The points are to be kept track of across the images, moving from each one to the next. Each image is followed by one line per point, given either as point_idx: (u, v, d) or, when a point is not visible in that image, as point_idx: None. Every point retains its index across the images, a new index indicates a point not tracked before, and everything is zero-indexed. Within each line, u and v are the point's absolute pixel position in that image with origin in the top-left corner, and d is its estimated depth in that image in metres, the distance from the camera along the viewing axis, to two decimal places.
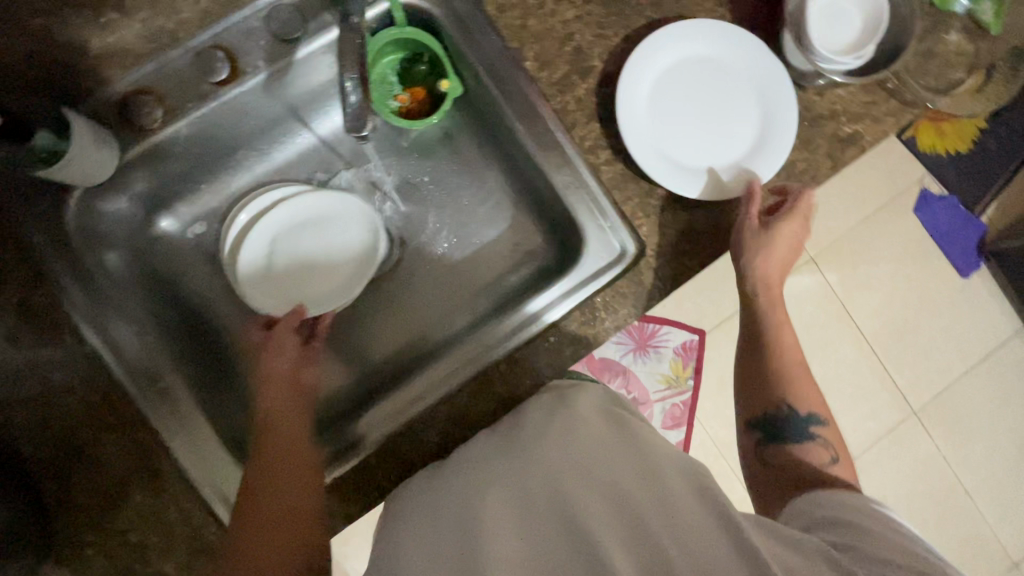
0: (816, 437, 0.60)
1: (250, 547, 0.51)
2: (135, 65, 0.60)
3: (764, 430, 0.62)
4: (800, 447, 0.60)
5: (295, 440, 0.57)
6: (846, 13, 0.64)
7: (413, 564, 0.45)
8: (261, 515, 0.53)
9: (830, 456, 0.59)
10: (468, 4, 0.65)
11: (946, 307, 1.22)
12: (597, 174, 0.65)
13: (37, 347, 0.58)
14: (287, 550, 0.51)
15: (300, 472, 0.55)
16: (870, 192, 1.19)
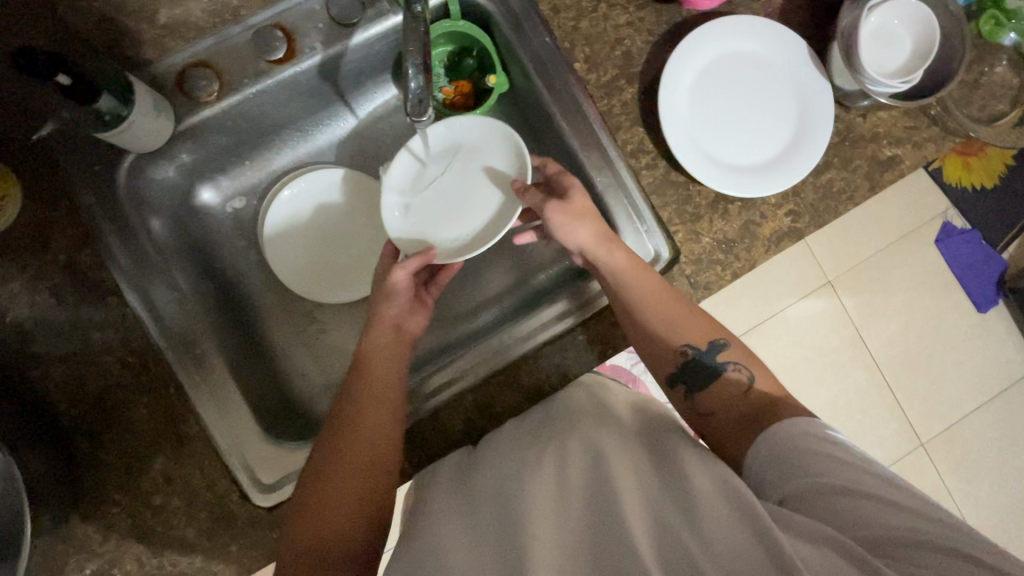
0: (724, 365, 0.56)
1: (325, 494, 0.51)
2: (197, 38, 0.61)
3: (684, 381, 0.57)
4: (720, 387, 0.55)
5: (387, 394, 0.57)
6: (897, 36, 0.64)
7: (449, 531, 0.49)
8: (337, 464, 0.52)
9: (750, 376, 0.55)
10: (523, 2, 0.66)
11: (961, 341, 1.22)
12: (637, 178, 0.66)
13: (80, 306, 0.59)
14: (356, 506, 0.52)
15: (383, 425, 0.55)
16: (895, 219, 1.18)
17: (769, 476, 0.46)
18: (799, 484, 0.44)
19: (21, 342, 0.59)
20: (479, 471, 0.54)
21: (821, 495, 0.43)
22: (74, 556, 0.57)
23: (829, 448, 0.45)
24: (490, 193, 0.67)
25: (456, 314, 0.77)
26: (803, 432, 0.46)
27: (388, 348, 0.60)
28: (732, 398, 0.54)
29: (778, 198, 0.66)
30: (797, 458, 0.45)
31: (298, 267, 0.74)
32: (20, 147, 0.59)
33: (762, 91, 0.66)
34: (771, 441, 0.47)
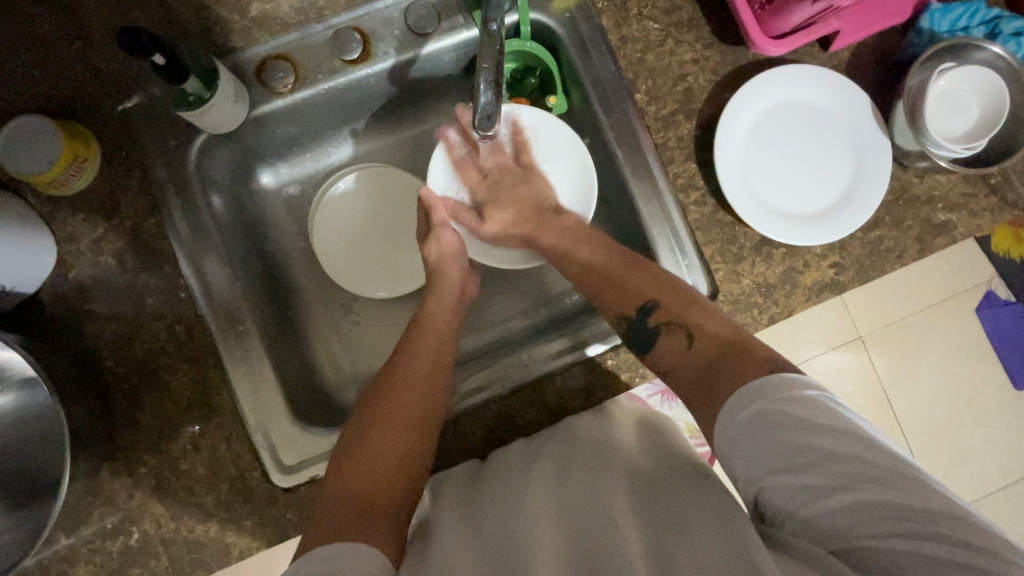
0: (658, 329, 0.58)
1: (372, 423, 0.57)
2: (282, 32, 0.64)
3: (630, 341, 0.60)
4: (662, 347, 0.58)
5: (440, 358, 0.63)
6: (963, 102, 0.64)
7: (451, 535, 0.52)
8: (382, 419, 0.57)
9: (688, 333, 0.57)
10: (593, 28, 0.68)
11: (992, 415, 1.19)
12: (684, 212, 0.66)
13: (138, 271, 0.63)
14: (407, 440, 0.56)
15: (433, 382, 0.60)
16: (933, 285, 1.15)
17: (742, 470, 0.47)
18: (774, 477, 0.45)
19: (80, 299, 0.62)
20: (496, 479, 0.56)
21: (801, 492, 0.43)
22: (99, 508, 0.60)
23: (803, 433, 0.43)
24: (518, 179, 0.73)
25: (482, 325, 0.78)
26: (773, 407, 0.45)
27: (446, 309, 0.68)
28: (682, 356, 0.56)
29: (825, 248, 0.66)
30: (769, 439, 0.44)
31: (338, 260, 0.76)
32: (103, 116, 0.63)
33: (818, 142, 0.66)
34: (747, 416, 0.46)
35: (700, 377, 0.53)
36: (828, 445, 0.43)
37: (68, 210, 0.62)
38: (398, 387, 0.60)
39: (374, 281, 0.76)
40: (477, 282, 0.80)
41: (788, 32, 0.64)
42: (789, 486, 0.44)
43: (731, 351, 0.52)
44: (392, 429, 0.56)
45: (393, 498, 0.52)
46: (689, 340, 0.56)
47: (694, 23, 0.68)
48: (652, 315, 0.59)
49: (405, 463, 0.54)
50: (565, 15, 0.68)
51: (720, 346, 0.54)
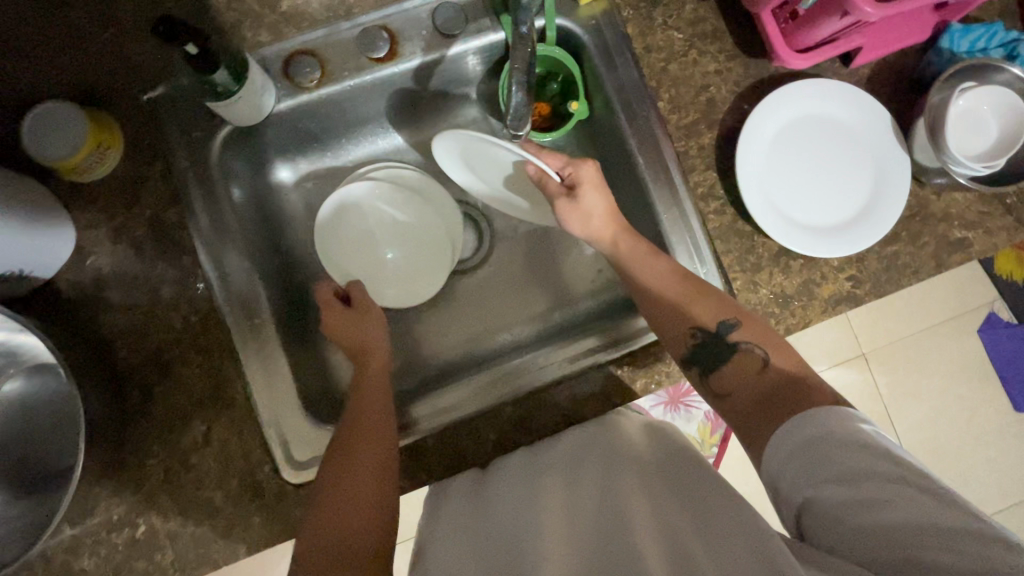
0: (737, 343, 0.57)
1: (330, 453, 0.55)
2: (311, 29, 0.65)
3: (700, 362, 0.59)
4: (739, 363, 0.57)
5: (385, 395, 0.61)
6: (983, 120, 0.64)
7: (446, 553, 0.52)
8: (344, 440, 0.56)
9: (764, 354, 0.56)
10: (618, 36, 0.68)
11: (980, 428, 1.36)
12: (703, 220, 0.66)
13: (156, 261, 0.62)
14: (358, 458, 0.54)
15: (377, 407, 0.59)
16: (929, 310, 1.35)
17: (789, 481, 0.45)
18: (817, 488, 0.43)
19: (97, 287, 0.61)
20: (497, 488, 0.56)
21: (844, 505, 0.42)
22: (107, 499, 0.59)
23: (845, 449, 0.43)
24: (504, 171, 0.70)
25: (497, 327, 0.78)
26: (824, 430, 0.45)
27: (375, 335, 0.66)
28: (753, 378, 0.55)
29: (842, 261, 0.66)
30: (817, 460, 0.44)
31: (369, 267, 0.77)
32: (128, 105, 0.62)
33: (843, 158, 0.67)
34: (797, 441, 0.46)
35: (759, 403, 0.53)
36: (872, 463, 0.42)
37: (89, 197, 0.62)
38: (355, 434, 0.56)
39: (399, 290, 0.77)
40: (489, 286, 0.80)
41: (811, 46, 0.65)
42: (832, 501, 0.42)
43: (796, 391, 0.51)
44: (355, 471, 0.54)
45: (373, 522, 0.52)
46: (766, 363, 0.55)
47: (718, 35, 0.68)
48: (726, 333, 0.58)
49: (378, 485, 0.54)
50: (591, 22, 0.69)
51: (784, 380, 0.53)
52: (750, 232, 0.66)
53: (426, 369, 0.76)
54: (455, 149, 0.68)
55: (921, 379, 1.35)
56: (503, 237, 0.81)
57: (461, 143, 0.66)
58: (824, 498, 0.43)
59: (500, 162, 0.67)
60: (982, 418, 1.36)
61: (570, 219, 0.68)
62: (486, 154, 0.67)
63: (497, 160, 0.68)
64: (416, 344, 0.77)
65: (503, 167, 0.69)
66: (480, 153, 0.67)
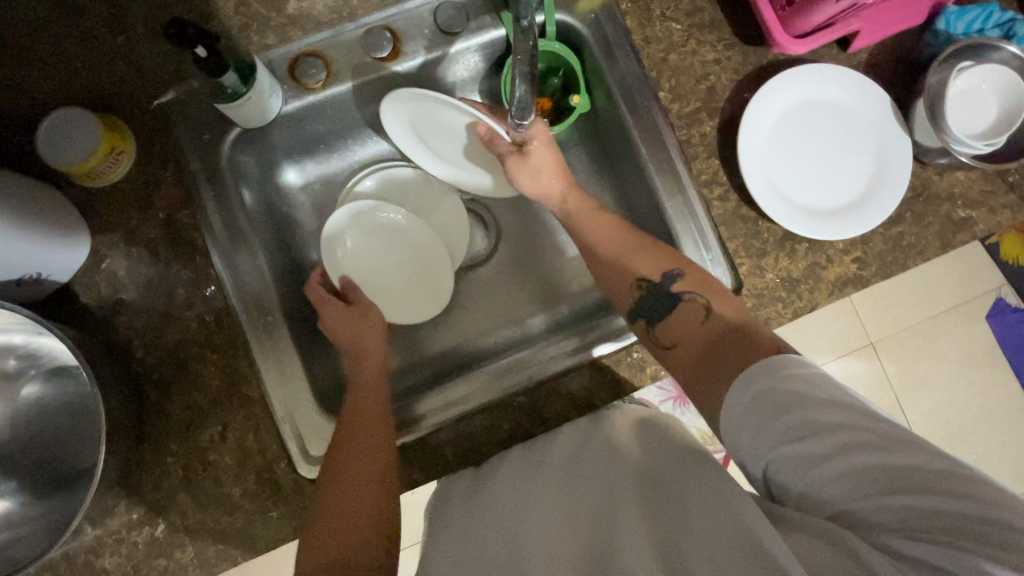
0: (680, 296, 0.58)
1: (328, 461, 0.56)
2: (315, 31, 0.66)
3: (645, 313, 0.59)
4: (680, 314, 0.57)
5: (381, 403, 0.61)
6: (982, 99, 0.65)
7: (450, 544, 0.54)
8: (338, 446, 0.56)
9: (705, 302, 0.57)
10: (618, 29, 0.69)
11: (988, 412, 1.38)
12: (707, 207, 0.67)
13: (170, 262, 0.63)
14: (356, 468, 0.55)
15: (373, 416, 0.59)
16: (942, 292, 1.34)
17: (752, 445, 0.46)
18: (779, 451, 0.44)
19: (112, 289, 0.62)
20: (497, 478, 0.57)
21: (805, 462, 0.42)
22: (126, 498, 0.59)
23: (800, 407, 0.43)
24: (452, 134, 0.73)
25: (506, 320, 0.79)
26: (782, 387, 0.44)
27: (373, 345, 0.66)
28: (696, 326, 0.56)
29: (847, 243, 0.67)
30: (780, 423, 0.43)
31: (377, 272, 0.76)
32: (140, 110, 0.64)
33: (844, 140, 0.68)
34: (749, 399, 0.45)
35: (704, 351, 0.53)
36: (830, 418, 0.42)
37: (103, 202, 0.63)
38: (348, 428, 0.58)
39: (415, 292, 0.77)
40: (496, 282, 0.81)
41: (809, 32, 0.65)
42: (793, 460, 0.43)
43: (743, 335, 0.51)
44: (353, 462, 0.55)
45: (379, 518, 0.54)
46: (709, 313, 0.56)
47: (717, 24, 0.69)
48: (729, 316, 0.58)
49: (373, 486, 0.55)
50: (590, 16, 0.70)
51: (728, 331, 0.53)
52: (755, 217, 0.67)
53: (436, 364, 0.77)
54: (406, 131, 0.72)
55: (930, 366, 1.37)
56: (508, 232, 0.82)
57: (407, 119, 0.70)
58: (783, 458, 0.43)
59: (441, 124, 0.71)
60: (989, 402, 1.38)
61: (519, 173, 0.71)
62: (428, 118, 0.70)
63: (440, 124, 0.71)
64: (426, 340, 0.78)
65: (450, 130, 0.72)
66: (422, 120, 0.71)
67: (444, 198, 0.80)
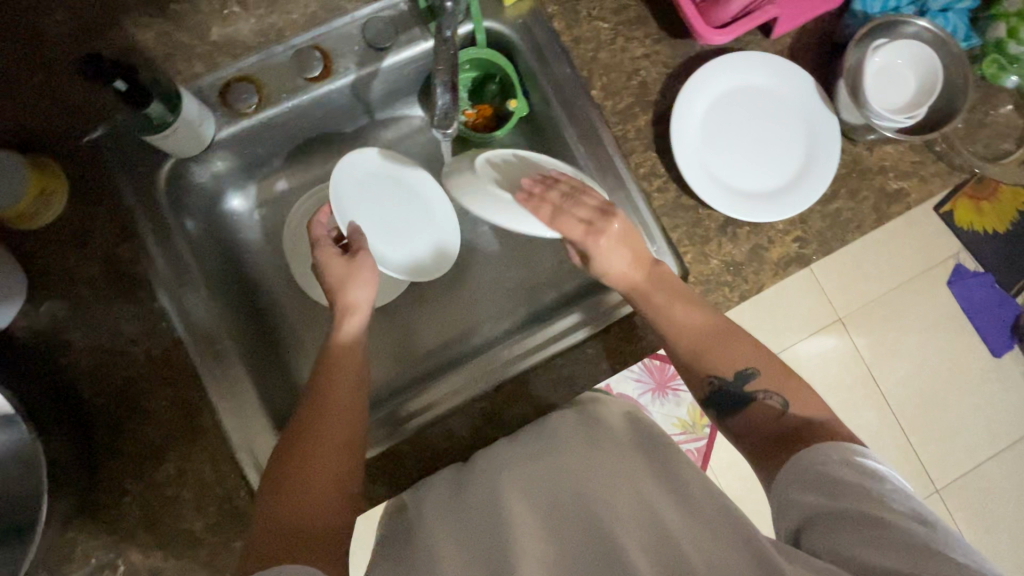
0: (756, 392, 0.61)
1: (296, 466, 0.54)
2: (243, 55, 0.65)
3: (718, 406, 0.63)
4: (756, 411, 0.61)
5: (358, 400, 0.60)
6: (900, 73, 0.67)
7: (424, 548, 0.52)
8: (308, 449, 0.56)
9: (782, 401, 0.60)
10: (547, 33, 0.70)
11: (960, 378, 1.41)
12: (648, 199, 0.68)
13: (112, 299, 0.62)
14: (324, 475, 0.54)
15: (350, 420, 0.58)
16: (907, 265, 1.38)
17: (797, 504, 0.50)
18: (814, 507, 0.48)
19: (55, 331, 0.61)
20: (477, 483, 0.57)
21: (822, 517, 0.47)
22: (83, 544, 0.58)
23: (843, 481, 0.48)
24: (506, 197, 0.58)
25: (466, 327, 0.79)
26: (831, 467, 0.50)
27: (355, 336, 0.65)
28: (770, 421, 0.59)
29: (786, 224, 0.68)
30: (825, 489, 0.49)
31: (383, 236, 0.74)
32: (71, 148, 0.63)
33: (778, 121, 0.69)
34: (802, 472, 0.51)
35: (776, 441, 0.57)
36: (864, 490, 0.47)
37: (37, 244, 0.62)
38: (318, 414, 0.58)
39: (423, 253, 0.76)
40: (453, 290, 0.82)
41: (730, 21, 0.67)
42: (810, 508, 0.48)
43: (809, 432, 0.56)
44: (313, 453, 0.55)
45: (322, 508, 0.53)
46: (783, 409, 0.59)
47: (642, 20, 0.71)
48: (751, 380, 0.61)
49: (334, 490, 0.54)
50: (518, 22, 0.71)
51: (800, 427, 0.57)
52: (694, 206, 0.68)
53: (399, 377, 0.77)
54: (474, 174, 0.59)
55: (899, 336, 1.40)
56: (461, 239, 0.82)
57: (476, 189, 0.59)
58: (808, 503, 0.49)
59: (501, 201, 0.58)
60: (959, 366, 1.41)
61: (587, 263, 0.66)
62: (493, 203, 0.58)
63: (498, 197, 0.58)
64: (387, 355, 0.78)
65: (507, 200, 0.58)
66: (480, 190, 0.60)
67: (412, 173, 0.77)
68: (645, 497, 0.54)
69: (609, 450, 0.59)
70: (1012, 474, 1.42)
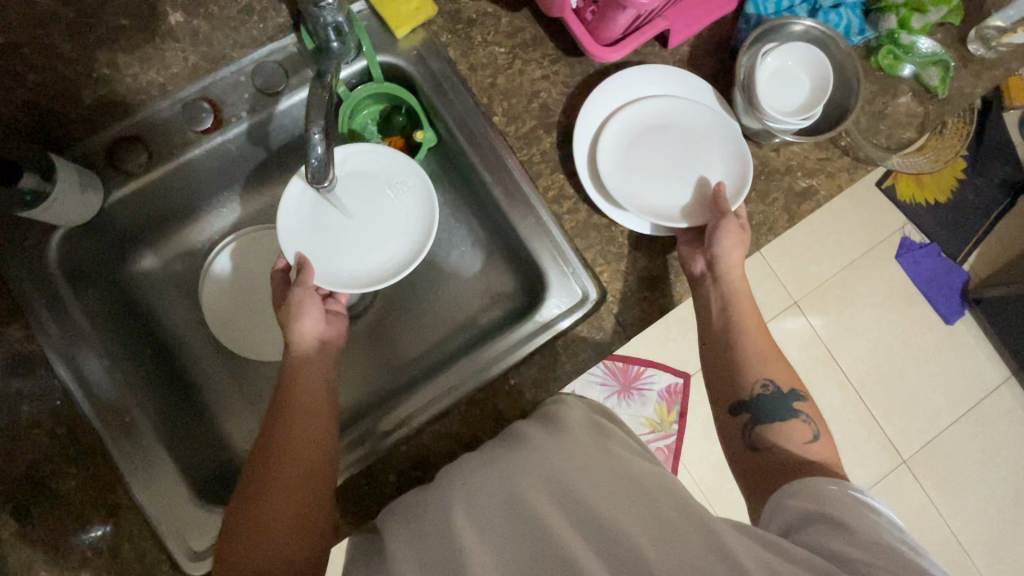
0: (799, 413, 0.59)
1: (263, 496, 0.52)
2: (126, 114, 0.64)
3: (753, 412, 0.59)
4: (793, 427, 0.58)
5: (329, 430, 0.57)
6: (794, 75, 0.67)
7: (387, 557, 0.47)
8: (275, 478, 0.53)
9: (815, 433, 0.58)
10: (442, 62, 0.70)
11: (916, 348, 1.44)
12: (560, 222, 0.68)
13: (8, 380, 0.60)
14: (287, 516, 0.51)
15: (318, 443, 0.56)
16: (851, 243, 1.42)
17: (790, 511, 0.49)
18: (804, 518, 0.48)
19: None
20: (435, 492, 0.53)
21: (810, 520, 0.47)
22: None
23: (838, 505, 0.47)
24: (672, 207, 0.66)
25: (399, 364, 0.79)
26: (836, 491, 0.49)
27: (320, 364, 0.62)
28: (801, 447, 0.57)
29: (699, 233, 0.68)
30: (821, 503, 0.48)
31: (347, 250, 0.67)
32: None
33: (664, 143, 0.68)
34: (805, 488, 0.50)
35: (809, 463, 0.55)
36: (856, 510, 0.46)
37: None
38: (277, 458, 0.54)
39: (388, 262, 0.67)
40: (384, 325, 0.81)
41: (620, 38, 0.67)
42: (800, 514, 0.48)
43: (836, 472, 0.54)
44: (273, 499, 0.52)
45: (287, 556, 0.50)
46: (812, 439, 0.58)
47: (538, 42, 0.70)
48: (799, 401, 0.59)
49: (298, 524, 0.51)
50: (413, 53, 0.70)
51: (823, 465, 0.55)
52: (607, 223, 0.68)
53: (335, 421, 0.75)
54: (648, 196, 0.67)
55: (854, 314, 1.41)
56: None
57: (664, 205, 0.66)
58: (799, 508, 0.49)
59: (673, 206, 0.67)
60: (914, 338, 1.44)
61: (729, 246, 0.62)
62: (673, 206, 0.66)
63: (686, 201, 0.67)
64: None
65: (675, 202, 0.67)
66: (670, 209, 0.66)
67: (374, 171, 0.68)
68: (623, 497, 0.49)
69: (583, 445, 0.56)
70: (976, 438, 1.45)
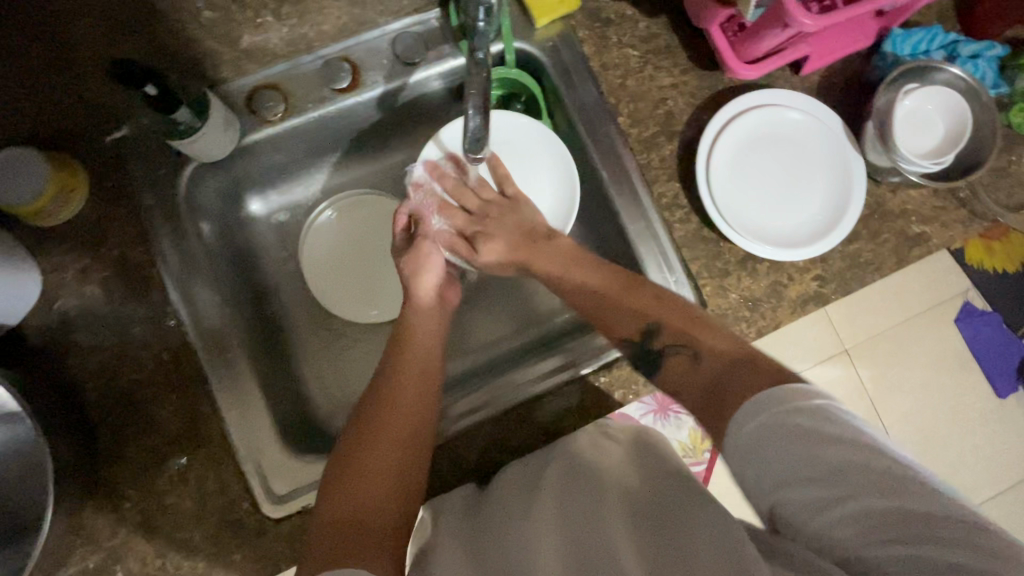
0: None
1: (358, 458, 0.54)
2: (271, 62, 0.65)
3: None
4: None
5: (425, 402, 0.59)
6: (930, 120, 0.67)
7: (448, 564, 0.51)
8: (371, 443, 0.55)
9: None
10: (575, 56, 0.70)
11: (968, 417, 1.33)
12: (669, 230, 0.68)
13: (125, 299, 0.62)
14: (383, 480, 0.53)
15: (414, 412, 0.58)
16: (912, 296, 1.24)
17: None
18: None
19: (64, 330, 0.61)
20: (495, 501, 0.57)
21: None
22: (81, 548, 0.57)
23: None
24: (779, 229, 0.67)
25: (476, 345, 0.79)
26: None
27: (432, 326, 0.67)
28: None
29: (806, 262, 0.68)
30: None
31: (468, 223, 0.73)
32: (93, 146, 0.63)
33: (777, 165, 0.68)
34: None
35: None
36: None
37: (54, 240, 0.61)
38: (379, 425, 0.57)
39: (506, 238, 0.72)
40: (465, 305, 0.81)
41: (760, 57, 0.67)
42: None
43: None
44: (369, 460, 0.54)
45: (387, 516, 0.51)
46: None
47: (672, 50, 0.71)
48: None
49: (395, 488, 0.53)
50: (548, 44, 0.71)
51: None
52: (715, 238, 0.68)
53: None
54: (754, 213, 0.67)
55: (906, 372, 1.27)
56: None
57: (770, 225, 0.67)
58: None
59: (780, 227, 0.67)
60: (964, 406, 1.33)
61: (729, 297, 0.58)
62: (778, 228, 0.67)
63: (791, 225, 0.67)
64: None
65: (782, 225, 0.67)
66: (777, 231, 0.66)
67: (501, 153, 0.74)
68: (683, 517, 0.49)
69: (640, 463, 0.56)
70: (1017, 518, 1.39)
